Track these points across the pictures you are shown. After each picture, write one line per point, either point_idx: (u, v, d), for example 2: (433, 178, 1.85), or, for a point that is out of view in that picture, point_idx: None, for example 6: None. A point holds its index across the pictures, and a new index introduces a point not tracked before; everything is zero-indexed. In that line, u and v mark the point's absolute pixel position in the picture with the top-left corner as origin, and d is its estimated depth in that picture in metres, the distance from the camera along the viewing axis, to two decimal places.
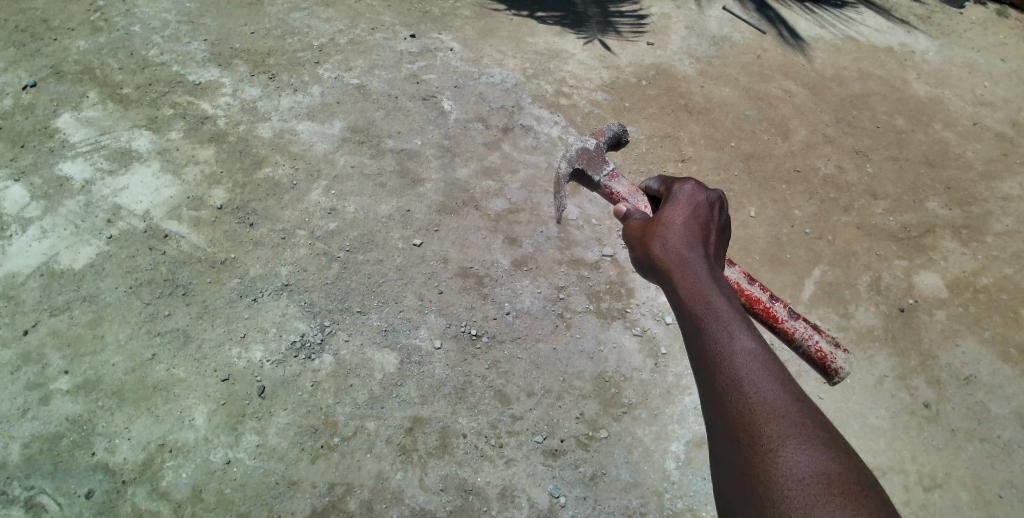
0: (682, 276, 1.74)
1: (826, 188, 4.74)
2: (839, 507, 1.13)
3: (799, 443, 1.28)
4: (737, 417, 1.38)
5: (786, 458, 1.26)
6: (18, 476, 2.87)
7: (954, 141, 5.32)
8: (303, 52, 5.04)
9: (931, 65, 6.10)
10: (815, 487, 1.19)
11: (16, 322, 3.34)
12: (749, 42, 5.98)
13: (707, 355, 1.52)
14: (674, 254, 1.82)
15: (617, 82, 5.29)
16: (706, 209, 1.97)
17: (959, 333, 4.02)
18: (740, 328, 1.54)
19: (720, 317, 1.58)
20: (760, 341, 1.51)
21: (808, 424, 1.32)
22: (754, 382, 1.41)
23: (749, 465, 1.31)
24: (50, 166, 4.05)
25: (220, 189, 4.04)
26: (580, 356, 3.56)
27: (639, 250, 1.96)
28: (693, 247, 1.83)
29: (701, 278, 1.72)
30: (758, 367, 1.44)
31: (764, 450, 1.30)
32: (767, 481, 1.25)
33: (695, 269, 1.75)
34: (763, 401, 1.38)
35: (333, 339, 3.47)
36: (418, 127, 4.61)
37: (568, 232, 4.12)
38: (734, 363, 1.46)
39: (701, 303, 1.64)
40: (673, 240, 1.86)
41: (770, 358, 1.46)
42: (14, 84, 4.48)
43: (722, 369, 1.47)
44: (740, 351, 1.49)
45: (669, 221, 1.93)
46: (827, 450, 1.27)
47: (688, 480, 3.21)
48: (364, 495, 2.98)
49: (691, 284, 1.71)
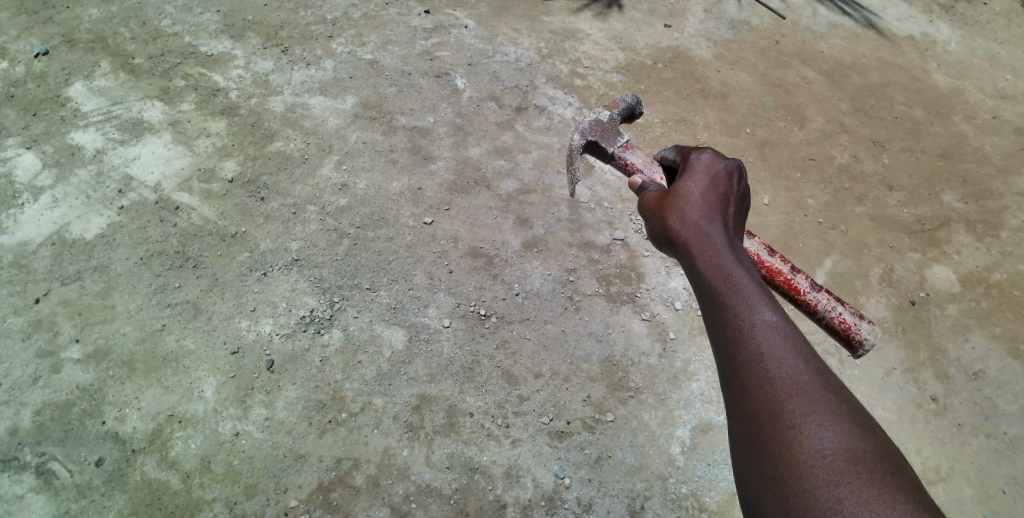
0: (699, 247, 1.70)
1: (841, 177, 4.67)
2: (866, 490, 1.14)
3: (824, 423, 1.27)
4: (757, 396, 1.36)
5: (810, 438, 1.25)
6: (29, 443, 2.90)
7: (973, 133, 5.23)
8: (316, 26, 4.98)
9: (951, 55, 5.98)
10: (841, 471, 1.18)
11: (28, 290, 3.35)
12: (768, 27, 5.87)
13: (727, 331, 1.49)
14: (692, 226, 1.76)
15: (632, 64, 5.21)
16: (724, 178, 1.92)
17: (970, 327, 3.98)
18: (761, 301, 1.50)
19: (739, 290, 1.54)
20: (783, 315, 1.47)
21: (832, 402, 1.31)
22: (777, 359, 1.38)
23: (769, 447, 1.30)
24: (62, 135, 4.04)
25: (231, 162, 4.02)
26: (588, 338, 3.55)
27: (654, 220, 1.91)
28: (711, 219, 1.78)
29: (721, 250, 1.66)
30: (781, 344, 1.40)
31: (786, 429, 1.29)
32: (790, 463, 1.25)
33: (713, 240, 1.71)
34: (786, 378, 1.35)
35: (342, 315, 3.47)
36: (431, 104, 4.57)
37: (580, 215, 4.10)
38: (756, 338, 1.43)
39: (720, 274, 1.60)
40: (689, 210, 1.81)
41: (793, 334, 1.43)
42: (26, 51, 4.45)
43: (743, 346, 1.44)
44: (761, 325, 1.45)
45: (686, 190, 1.88)
46: (852, 427, 1.26)
47: (693, 465, 3.21)
48: (371, 471, 3.00)
49: (708, 256, 1.66)
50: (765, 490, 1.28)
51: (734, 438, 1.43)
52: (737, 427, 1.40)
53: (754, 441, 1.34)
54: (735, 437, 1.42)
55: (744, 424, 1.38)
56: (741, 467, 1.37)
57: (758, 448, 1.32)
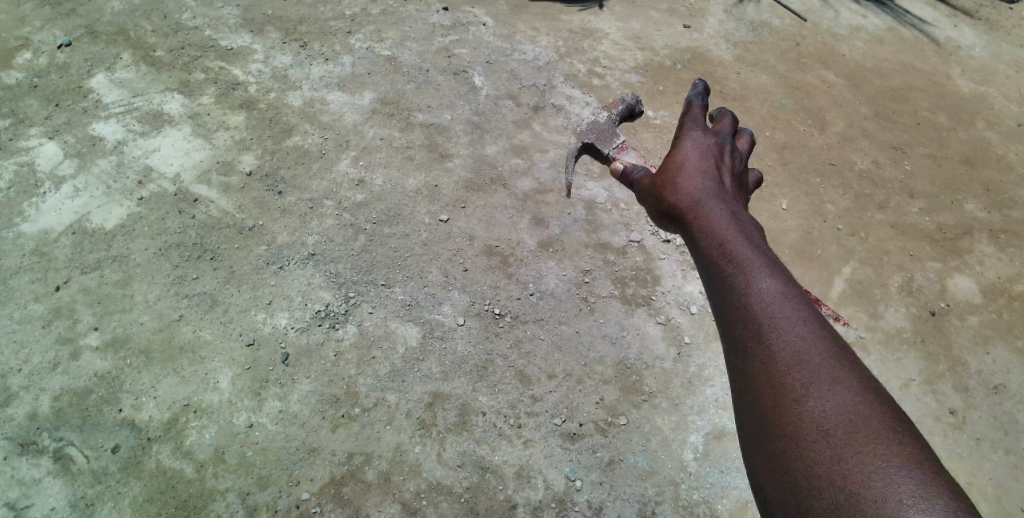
0: (699, 222, 1.69)
1: (861, 183, 4.62)
2: (865, 459, 1.07)
3: (828, 387, 1.21)
4: (757, 371, 1.32)
5: (810, 409, 1.19)
6: (48, 428, 2.94)
7: (997, 141, 5.14)
8: (335, 21, 5.00)
9: (975, 60, 5.89)
10: (843, 435, 1.12)
11: (48, 278, 3.40)
12: (789, 29, 5.81)
13: (728, 308, 1.46)
14: (690, 205, 1.76)
15: (651, 65, 5.18)
16: (721, 155, 1.91)
17: (990, 340, 3.92)
18: (761, 271, 1.47)
19: (739, 261, 1.51)
20: (785, 283, 1.44)
21: (834, 369, 1.24)
22: (774, 330, 1.34)
23: (771, 423, 1.24)
24: (83, 125, 4.08)
25: (249, 156, 4.05)
26: (602, 340, 3.55)
27: (656, 205, 1.92)
28: (710, 195, 1.76)
29: (718, 225, 1.65)
30: (780, 314, 1.36)
31: (785, 401, 1.24)
32: (789, 436, 1.19)
33: (711, 216, 1.69)
34: (784, 349, 1.30)
35: (357, 311, 3.48)
36: (449, 102, 4.57)
37: (596, 216, 4.08)
38: (757, 308, 1.39)
39: (718, 249, 1.57)
40: (688, 185, 1.82)
41: (792, 303, 1.38)
42: (49, 42, 4.49)
43: (742, 321, 1.41)
44: (760, 298, 1.41)
45: (684, 171, 1.88)
46: (856, 394, 1.19)
47: (706, 472, 3.19)
48: (383, 466, 3.01)
49: (708, 230, 1.65)
50: (768, 468, 1.22)
51: (740, 416, 1.38)
52: (742, 405, 1.36)
53: (757, 415, 1.29)
54: (742, 416, 1.37)
55: (747, 400, 1.34)
56: (747, 444, 1.32)
57: (761, 424, 1.27)
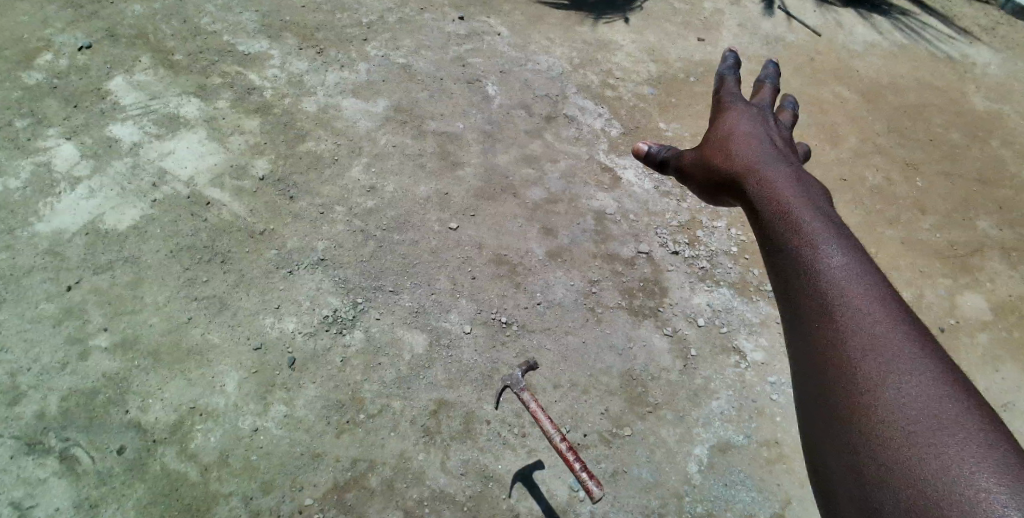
0: (759, 193, 1.57)
1: (873, 199, 4.58)
2: (957, 436, 0.89)
3: (907, 368, 1.03)
4: (825, 342, 1.16)
5: (887, 383, 1.02)
6: (55, 427, 2.95)
7: (1012, 159, 5.09)
8: (351, 29, 5.05)
9: (992, 78, 5.85)
10: (928, 411, 0.95)
11: (61, 278, 3.43)
12: (804, 44, 5.80)
13: (791, 276, 1.31)
14: (746, 179, 1.65)
15: (664, 77, 5.19)
16: (772, 138, 1.84)
17: (1001, 359, 3.84)
18: (832, 243, 1.31)
19: (805, 230, 1.37)
20: (860, 258, 1.27)
21: (914, 343, 1.08)
22: (846, 299, 1.19)
23: (842, 398, 1.07)
24: (101, 127, 4.13)
25: (263, 160, 4.08)
26: (610, 351, 3.53)
27: (707, 184, 1.82)
28: (767, 169, 1.66)
29: (778, 196, 1.52)
30: (851, 282, 1.22)
31: (858, 378, 1.06)
32: (862, 412, 1.02)
33: (769, 189, 1.58)
34: (855, 319, 1.15)
35: (364, 317, 3.48)
36: (461, 110, 4.59)
37: (606, 227, 4.08)
38: (826, 279, 1.24)
39: (780, 218, 1.44)
40: (744, 161, 1.72)
41: (865, 273, 1.24)
42: (70, 44, 4.56)
43: (809, 289, 1.26)
44: (828, 266, 1.27)
45: (736, 149, 1.79)
46: (940, 370, 1.02)
47: (710, 485, 3.14)
48: (386, 473, 2.99)
49: (770, 198, 1.52)
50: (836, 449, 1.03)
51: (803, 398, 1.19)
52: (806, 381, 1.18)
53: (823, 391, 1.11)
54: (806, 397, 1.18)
55: (812, 377, 1.16)
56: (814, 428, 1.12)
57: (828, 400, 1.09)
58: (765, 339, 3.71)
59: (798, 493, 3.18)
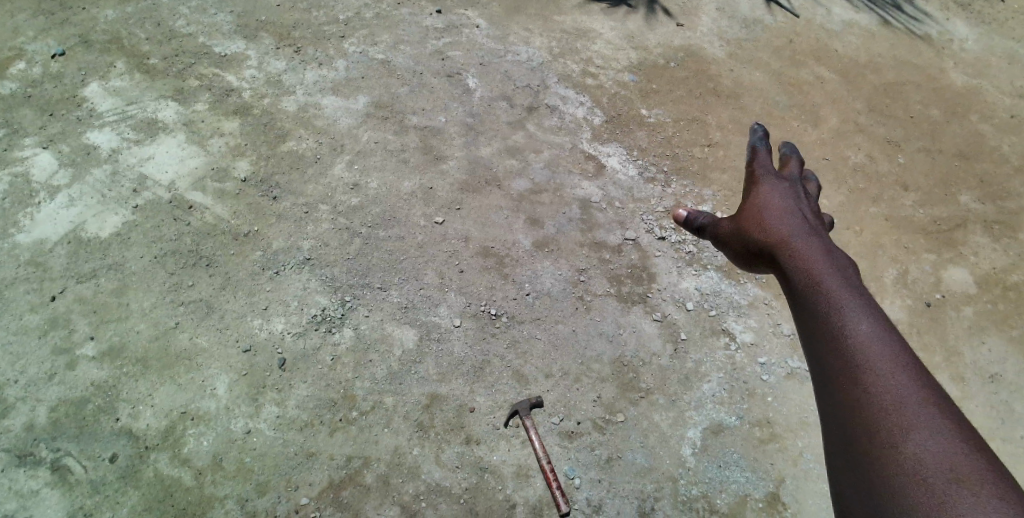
0: (789, 255, 1.54)
1: (856, 177, 4.62)
2: (987, 506, 0.86)
3: (934, 432, 1.00)
4: (854, 406, 1.13)
5: (916, 451, 0.99)
6: (45, 438, 2.93)
7: (991, 134, 5.14)
8: (328, 26, 5.01)
9: (969, 54, 5.89)
10: (956, 479, 0.92)
11: (44, 288, 3.39)
12: (783, 26, 5.82)
13: (821, 337, 1.29)
14: (777, 237, 1.62)
15: (645, 63, 5.19)
16: (805, 202, 1.81)
17: (987, 330, 3.89)
18: (857, 308, 1.29)
19: (832, 294, 1.34)
20: (886, 323, 1.25)
21: (945, 413, 1.05)
22: (880, 362, 1.16)
23: (868, 464, 1.04)
24: (78, 134, 4.09)
25: (244, 161, 4.05)
26: (599, 339, 3.54)
27: (736, 242, 1.80)
28: (797, 229, 1.63)
29: (810, 258, 1.49)
30: (884, 349, 1.18)
31: (885, 441, 1.04)
32: (889, 479, 0.98)
33: (801, 248, 1.55)
34: (887, 385, 1.12)
35: (353, 314, 3.48)
36: (443, 104, 4.58)
37: (591, 215, 4.09)
38: (852, 343, 1.22)
39: (812, 280, 1.41)
40: (776, 219, 1.69)
41: (899, 342, 1.20)
42: (43, 52, 4.51)
43: (838, 352, 1.23)
44: (860, 333, 1.23)
45: (767, 207, 1.76)
46: (973, 446, 0.98)
47: (704, 467, 3.17)
48: (381, 469, 3.00)
49: (800, 265, 1.48)
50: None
51: (830, 465, 1.16)
52: (835, 451, 1.15)
53: (851, 458, 1.08)
54: (832, 462, 1.15)
55: (840, 442, 1.14)
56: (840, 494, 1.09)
57: (858, 468, 1.06)
58: (753, 320, 3.74)
59: (791, 471, 3.21)
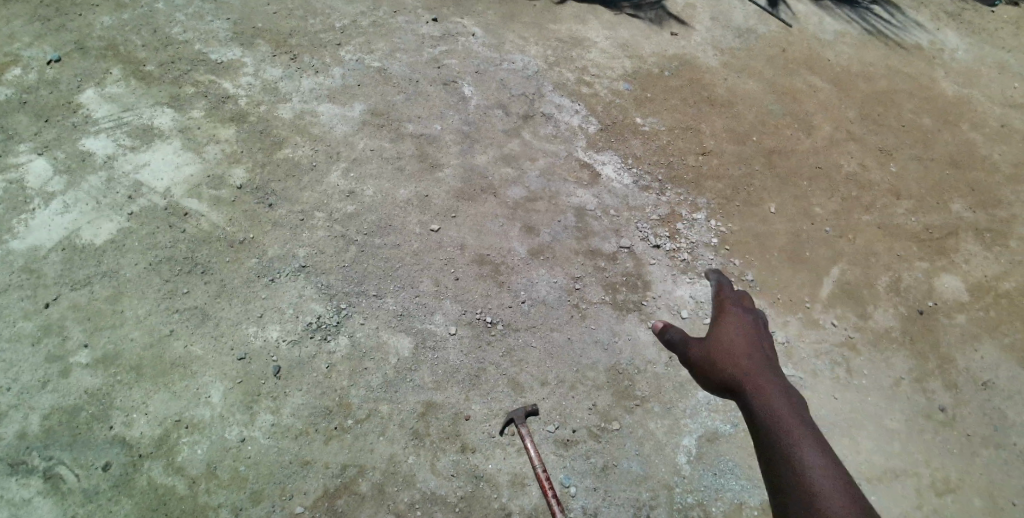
0: (757, 394, 1.78)
1: (849, 186, 4.66)
2: None
3: None
4: None
5: None
6: (38, 447, 2.91)
7: (982, 142, 5.19)
8: (325, 34, 5.03)
9: (959, 63, 5.96)
10: None
11: (38, 295, 3.38)
12: (776, 35, 5.88)
13: (784, 474, 1.48)
14: (753, 377, 1.86)
15: (640, 72, 5.23)
16: (767, 339, 2.13)
17: (979, 337, 3.91)
18: (814, 449, 1.51)
19: (794, 435, 1.56)
20: (836, 464, 1.47)
21: None
22: (834, 502, 1.35)
23: None
24: (73, 141, 4.08)
25: (240, 169, 4.06)
26: (595, 347, 3.55)
27: (714, 373, 2.02)
28: (766, 370, 1.89)
29: (775, 400, 1.73)
30: (839, 491, 1.38)
31: None
32: None
33: (769, 391, 1.77)
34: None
35: (348, 322, 3.48)
36: (438, 112, 4.60)
37: (587, 223, 4.11)
38: (809, 482, 1.42)
39: (778, 422, 1.62)
40: (745, 356, 1.99)
41: (848, 482, 1.41)
42: (38, 58, 4.50)
43: (801, 490, 1.41)
44: (813, 469, 1.45)
45: (739, 344, 2.05)
46: None
47: (699, 475, 3.18)
48: (376, 477, 2.99)
49: (767, 406, 1.71)
50: None
51: None
52: None
53: None
54: None
55: None
56: None
57: None
58: None
59: None
